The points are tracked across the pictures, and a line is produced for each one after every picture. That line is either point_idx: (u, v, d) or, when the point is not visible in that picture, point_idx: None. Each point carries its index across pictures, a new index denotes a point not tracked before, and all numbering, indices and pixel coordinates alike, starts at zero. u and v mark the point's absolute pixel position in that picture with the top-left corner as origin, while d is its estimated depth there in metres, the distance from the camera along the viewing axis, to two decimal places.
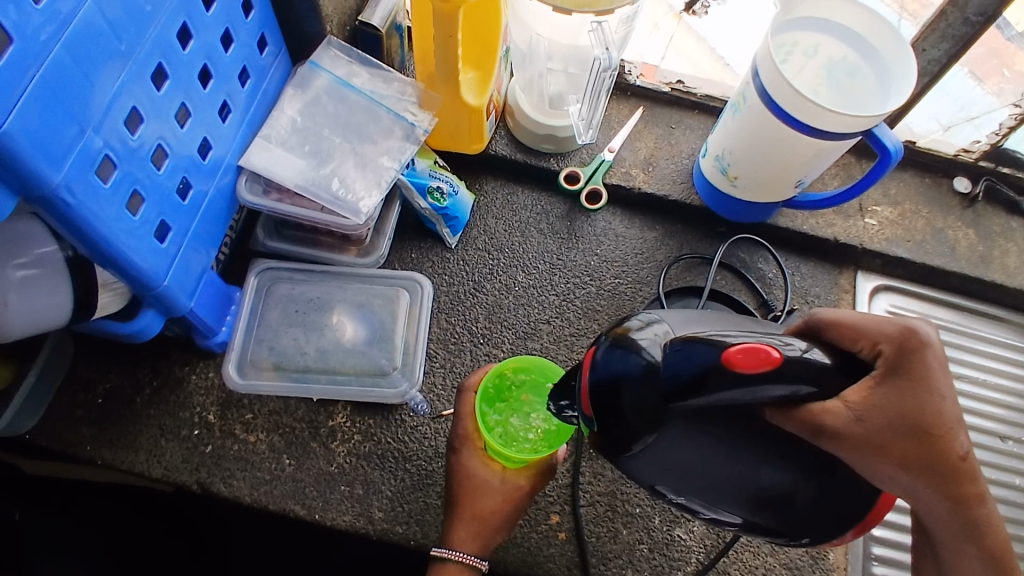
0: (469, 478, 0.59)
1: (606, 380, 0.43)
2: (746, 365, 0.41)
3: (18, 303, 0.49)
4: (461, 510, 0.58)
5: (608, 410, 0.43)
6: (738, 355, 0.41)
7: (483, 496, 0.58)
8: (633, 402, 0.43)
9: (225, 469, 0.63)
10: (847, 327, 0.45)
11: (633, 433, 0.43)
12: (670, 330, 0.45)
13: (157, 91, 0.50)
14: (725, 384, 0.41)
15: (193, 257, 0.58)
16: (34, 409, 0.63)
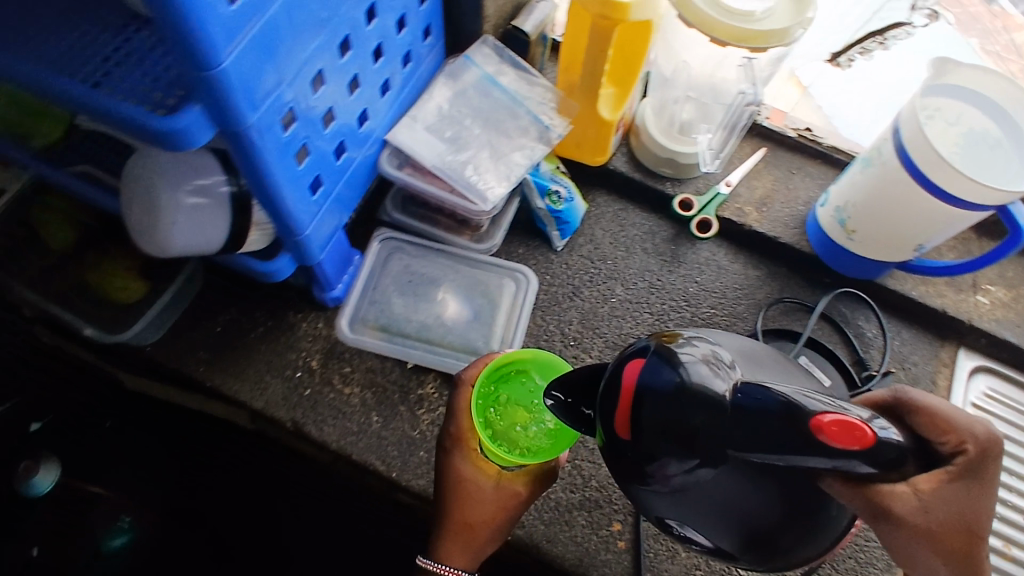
0: (462, 489, 0.60)
1: (642, 392, 0.41)
2: (840, 439, 0.38)
3: (183, 227, 0.54)
4: (456, 520, 0.60)
5: (649, 428, 0.40)
6: (829, 424, 0.38)
7: (473, 508, 0.59)
8: (661, 421, 0.40)
9: (320, 414, 0.67)
10: (938, 416, 0.45)
11: (652, 459, 0.40)
12: (736, 367, 0.42)
13: (340, 59, 0.55)
14: (811, 451, 0.38)
15: (332, 214, 0.63)
16: (161, 325, 0.69)
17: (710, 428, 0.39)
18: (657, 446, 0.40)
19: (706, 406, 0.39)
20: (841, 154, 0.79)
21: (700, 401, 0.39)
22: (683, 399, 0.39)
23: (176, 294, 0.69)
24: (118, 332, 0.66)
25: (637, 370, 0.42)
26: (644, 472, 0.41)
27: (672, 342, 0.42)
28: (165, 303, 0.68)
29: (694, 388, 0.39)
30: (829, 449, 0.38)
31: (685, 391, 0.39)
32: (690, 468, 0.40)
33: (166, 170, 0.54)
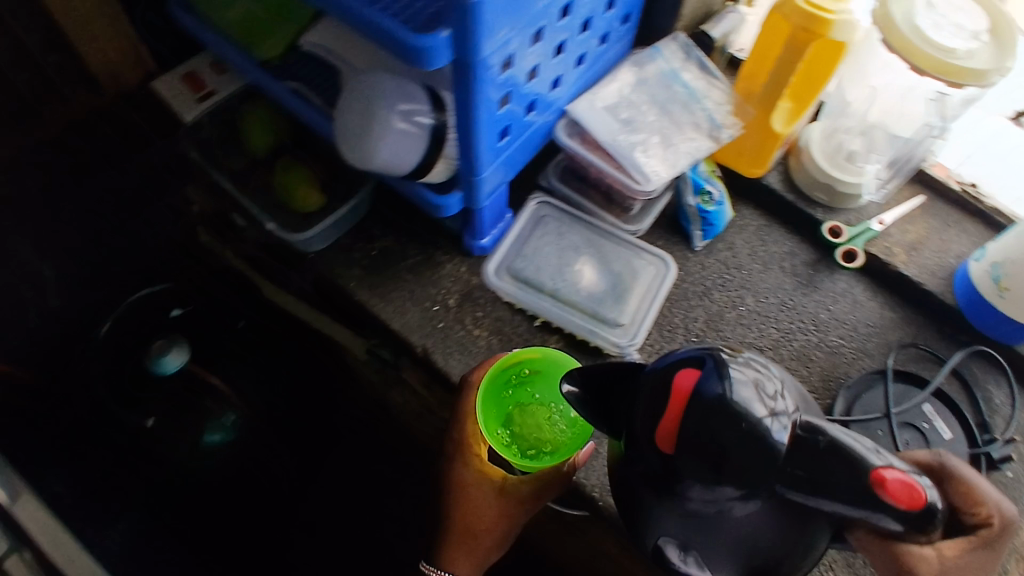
0: (465, 494, 0.69)
1: (690, 402, 0.40)
2: (898, 497, 0.38)
3: (387, 144, 0.60)
4: (458, 531, 0.71)
5: (692, 447, 0.40)
6: (891, 480, 0.38)
7: (472, 517, 0.69)
8: (704, 436, 0.39)
9: (448, 347, 0.72)
10: (971, 487, 0.46)
11: (682, 478, 0.41)
12: (789, 401, 0.41)
13: (560, 21, 0.59)
14: (863, 502, 0.38)
15: (505, 166, 0.67)
16: (328, 237, 0.76)
17: (748, 452, 0.39)
18: (691, 462, 0.40)
19: (746, 429, 0.39)
20: (1002, 217, 0.78)
21: (745, 423, 0.39)
22: (725, 417, 0.39)
23: (347, 212, 0.75)
24: (293, 233, 0.73)
25: (687, 380, 0.41)
26: (670, 488, 0.42)
27: (724, 356, 0.42)
28: (337, 219, 0.73)
29: (741, 408, 0.39)
30: (886, 499, 0.38)
31: (728, 409, 0.39)
32: (717, 491, 0.40)
33: (388, 91, 0.60)
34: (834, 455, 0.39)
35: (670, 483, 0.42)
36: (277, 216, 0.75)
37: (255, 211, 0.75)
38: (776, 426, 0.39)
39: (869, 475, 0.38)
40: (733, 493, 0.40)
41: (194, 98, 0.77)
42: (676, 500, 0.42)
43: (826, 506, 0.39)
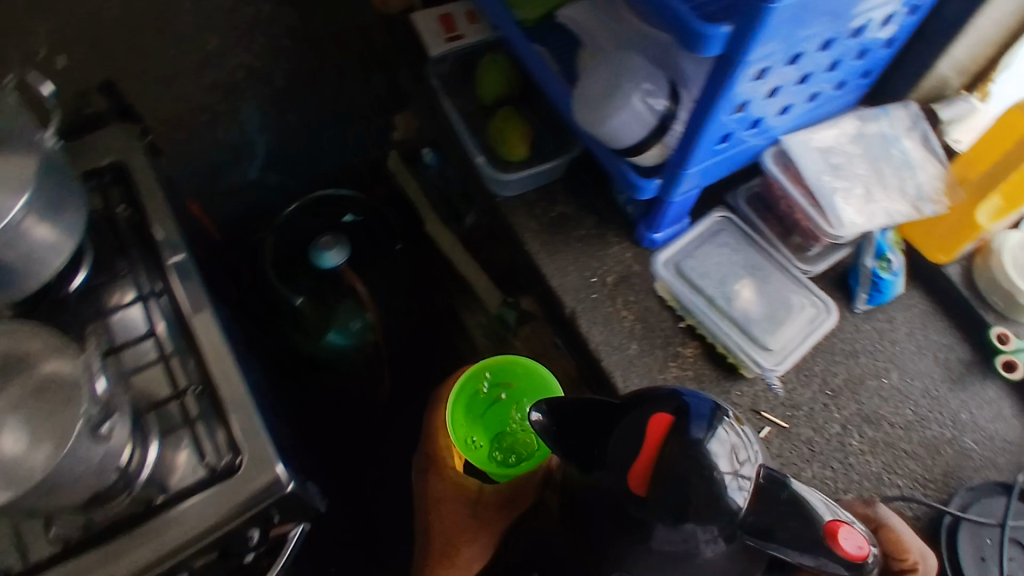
0: (440, 508, 0.78)
1: (664, 449, 0.47)
2: (844, 549, 0.47)
3: (620, 113, 0.67)
4: (441, 537, 0.78)
5: (663, 490, 0.46)
6: (838, 536, 0.48)
7: (449, 522, 0.77)
8: (675, 479, 0.46)
9: (595, 317, 0.77)
10: (900, 539, 0.62)
11: (648, 516, 0.47)
12: (752, 458, 0.49)
13: (815, 53, 0.63)
14: (817, 549, 0.47)
15: (708, 171, 0.72)
16: (520, 187, 0.82)
17: (711, 500, 0.45)
18: (659, 503, 0.46)
19: (711, 479, 0.46)
20: None
21: (709, 473, 0.46)
22: (694, 463, 0.46)
23: (547, 170, 0.81)
24: (497, 171, 0.80)
25: (665, 426, 0.48)
26: (635, 526, 0.48)
27: (694, 407, 0.49)
28: (536, 172, 0.80)
29: (710, 459, 0.46)
30: (835, 552, 0.47)
31: (699, 456, 0.46)
32: (681, 531, 0.46)
33: (636, 69, 0.67)
34: (790, 507, 0.48)
35: (638, 524, 0.48)
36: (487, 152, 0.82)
37: (469, 144, 0.83)
38: (733, 484, 0.46)
39: (822, 528, 0.47)
40: (701, 536, 0.46)
41: (445, 37, 0.88)
42: (640, 537, 0.48)
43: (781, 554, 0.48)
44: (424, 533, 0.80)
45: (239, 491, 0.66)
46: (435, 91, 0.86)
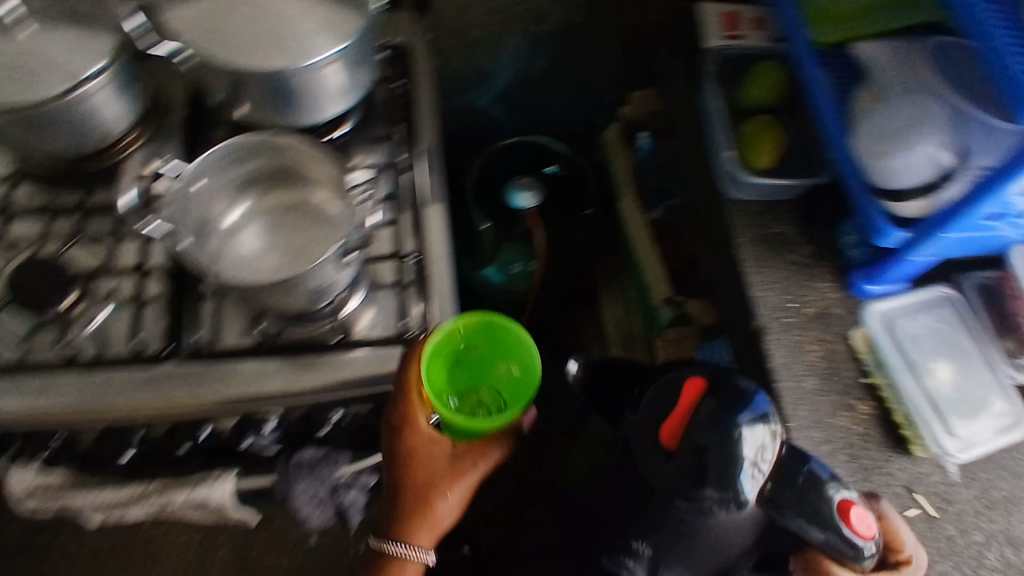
0: (410, 454, 0.68)
1: (692, 413, 0.57)
2: (853, 526, 0.57)
3: (904, 155, 0.71)
4: (408, 492, 0.69)
5: (687, 452, 0.56)
6: (846, 511, 0.57)
7: (417, 474, 0.69)
8: (696, 444, 0.55)
9: (782, 340, 0.77)
10: (895, 531, 0.66)
11: (671, 471, 0.56)
12: (771, 448, 0.57)
13: None
14: (827, 526, 0.56)
15: (959, 240, 0.69)
16: (752, 193, 0.82)
17: (726, 474, 0.54)
18: (673, 463, 0.56)
19: (729, 455, 0.54)
20: None
21: (734, 448, 0.55)
22: (716, 433, 0.55)
23: (787, 186, 0.81)
24: (745, 170, 0.81)
25: (696, 391, 0.58)
26: (661, 485, 0.57)
27: (726, 378, 0.59)
28: (778, 184, 0.80)
29: (738, 440, 0.55)
30: (841, 526, 0.56)
31: (725, 426, 0.55)
32: (698, 496, 0.55)
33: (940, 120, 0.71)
34: (801, 488, 0.57)
35: (663, 482, 0.56)
36: (737, 149, 0.83)
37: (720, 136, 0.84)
38: (749, 471, 0.55)
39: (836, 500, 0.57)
40: (711, 499, 0.55)
41: (724, 33, 0.87)
42: (668, 503, 0.57)
43: (793, 524, 0.57)
44: (390, 482, 0.70)
45: None
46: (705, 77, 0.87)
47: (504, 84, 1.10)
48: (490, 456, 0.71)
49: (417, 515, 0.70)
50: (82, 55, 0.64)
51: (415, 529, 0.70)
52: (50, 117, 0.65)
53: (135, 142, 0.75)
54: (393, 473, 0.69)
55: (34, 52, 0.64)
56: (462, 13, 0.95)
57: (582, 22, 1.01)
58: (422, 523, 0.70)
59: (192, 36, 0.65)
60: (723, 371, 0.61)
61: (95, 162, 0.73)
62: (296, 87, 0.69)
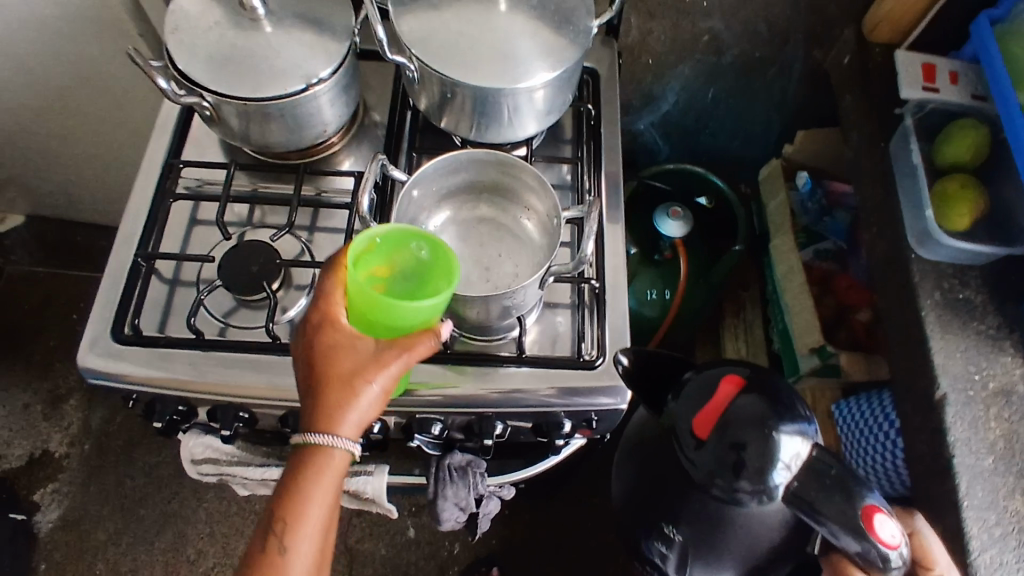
0: (323, 340, 0.56)
1: (730, 406, 0.52)
2: (877, 534, 0.49)
3: None
4: (317, 383, 0.55)
5: (723, 442, 0.51)
6: (869, 517, 0.49)
7: (327, 368, 0.55)
8: (733, 436, 0.51)
9: (962, 413, 0.73)
10: (926, 547, 0.62)
11: (710, 458, 0.51)
12: (802, 452, 0.51)
13: None
14: (857, 536, 0.49)
15: None
16: (946, 255, 0.79)
17: (762, 463, 0.50)
18: (709, 449, 0.51)
19: (768, 450, 0.50)
20: None
21: (770, 448, 0.50)
22: (755, 429, 0.51)
23: (983, 253, 0.77)
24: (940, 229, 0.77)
25: (737, 386, 0.53)
26: (693, 472, 0.53)
27: (770, 377, 0.54)
28: (974, 250, 0.77)
29: (776, 442, 0.50)
30: (866, 535, 0.49)
31: (767, 425, 0.51)
32: (733, 487, 0.51)
33: None
34: (836, 483, 0.50)
35: (696, 469, 0.52)
36: (935, 208, 0.79)
37: (921, 195, 0.82)
38: (780, 465, 0.50)
39: (862, 504, 0.49)
40: (743, 490, 0.50)
41: (922, 85, 0.84)
42: (701, 489, 0.53)
43: (829, 532, 0.49)
44: (300, 383, 0.57)
45: (588, 387, 0.69)
46: (907, 131, 0.85)
47: (666, 110, 1.10)
48: (418, 350, 0.57)
49: (328, 402, 0.55)
50: (319, 56, 0.69)
51: (331, 416, 0.54)
52: (283, 111, 0.69)
53: (333, 147, 0.80)
54: (303, 371, 0.56)
55: (275, 49, 0.68)
56: (644, 38, 0.96)
57: (758, 57, 1.00)
58: (340, 413, 0.55)
59: (418, 48, 0.67)
60: (769, 372, 0.55)
61: (294, 159, 0.79)
62: (503, 105, 0.69)
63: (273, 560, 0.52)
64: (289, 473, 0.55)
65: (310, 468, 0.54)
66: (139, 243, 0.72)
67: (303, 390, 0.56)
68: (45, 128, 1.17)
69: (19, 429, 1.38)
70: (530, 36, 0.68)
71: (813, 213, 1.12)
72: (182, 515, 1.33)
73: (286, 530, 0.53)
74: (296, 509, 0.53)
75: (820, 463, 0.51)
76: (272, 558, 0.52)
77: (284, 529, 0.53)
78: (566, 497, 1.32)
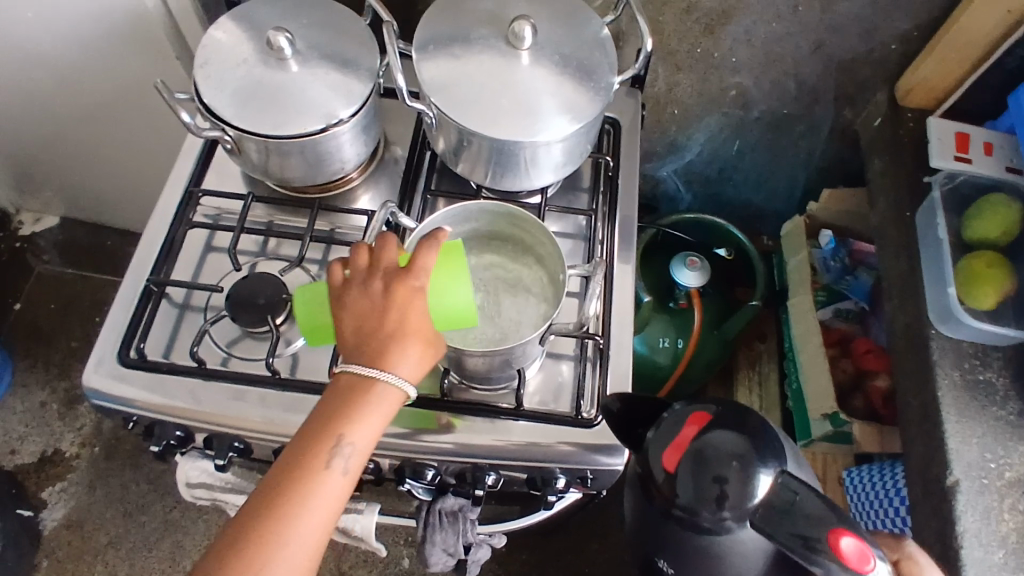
0: (420, 300, 0.56)
1: (702, 439, 0.53)
2: (856, 560, 0.50)
3: None
4: (400, 331, 0.55)
5: (707, 474, 0.51)
6: (841, 546, 0.50)
7: (415, 326, 0.55)
8: (711, 469, 0.51)
9: (974, 502, 0.70)
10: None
11: (690, 489, 0.52)
12: (768, 481, 0.52)
13: None
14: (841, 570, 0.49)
15: None
16: (968, 335, 0.77)
17: (741, 492, 0.51)
18: (690, 478, 0.52)
19: (747, 481, 0.51)
20: None
21: (748, 482, 0.51)
22: (737, 465, 0.51)
23: (1003, 335, 0.75)
24: (962, 308, 0.76)
25: (704, 423, 0.54)
26: (673, 505, 0.53)
27: (736, 413, 0.55)
28: (995, 331, 0.75)
29: (752, 475, 0.51)
30: (842, 565, 0.49)
31: (747, 462, 0.52)
32: (718, 519, 0.51)
33: None
34: (802, 511, 0.51)
35: (677, 503, 0.52)
36: (957, 285, 0.78)
37: (943, 272, 0.80)
38: (755, 491, 0.51)
39: (832, 531, 0.50)
40: (727, 520, 0.51)
41: (954, 154, 0.83)
42: (684, 522, 0.53)
43: (824, 570, 0.49)
44: (376, 324, 0.55)
45: (584, 444, 0.67)
46: (934, 203, 0.82)
47: (690, 159, 1.09)
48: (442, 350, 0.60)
49: (414, 355, 0.55)
50: (340, 98, 0.70)
51: (405, 366, 0.55)
52: (303, 148, 0.71)
53: (351, 182, 0.81)
54: (389, 317, 0.55)
55: (297, 89, 0.70)
56: (671, 89, 0.95)
57: (786, 113, 0.99)
58: (414, 365, 0.55)
59: (438, 96, 0.68)
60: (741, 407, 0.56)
61: (312, 193, 0.80)
62: (520, 157, 0.69)
63: (329, 474, 0.51)
64: (354, 394, 0.53)
65: (379, 401, 0.54)
66: (153, 268, 0.74)
67: (385, 336, 0.55)
68: (82, 136, 1.20)
69: (32, 427, 1.40)
70: (550, 90, 0.68)
71: (836, 270, 1.10)
72: (181, 525, 1.34)
73: (352, 449, 0.52)
74: (363, 433, 0.53)
75: (782, 497, 0.51)
76: (329, 472, 0.51)
77: (351, 447, 0.52)
78: (566, 541, 1.30)
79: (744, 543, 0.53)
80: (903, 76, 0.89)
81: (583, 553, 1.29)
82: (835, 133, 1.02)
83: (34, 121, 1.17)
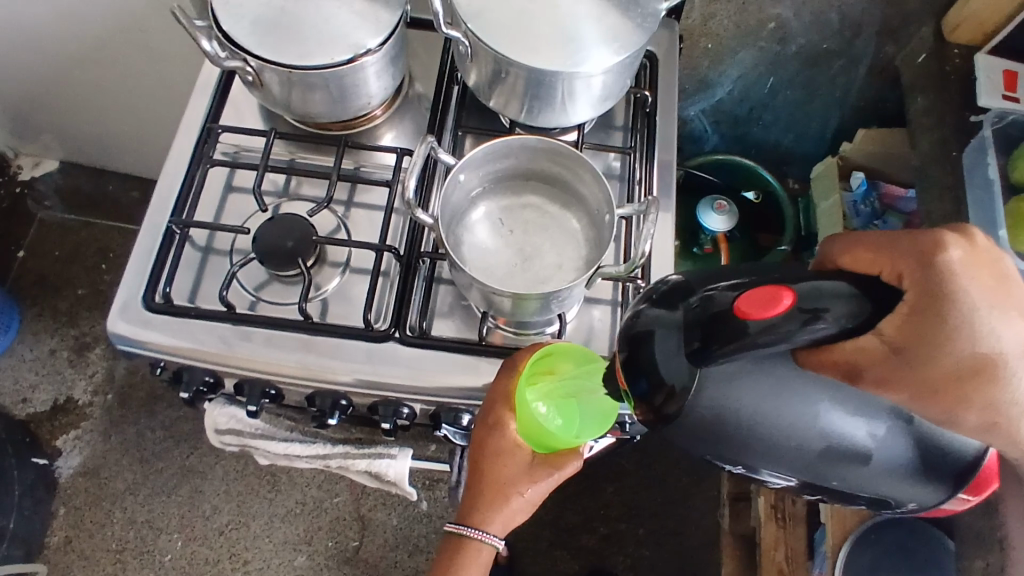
0: (497, 456, 0.62)
1: (639, 328, 0.46)
2: (775, 300, 0.40)
3: None
4: (482, 481, 0.63)
5: (671, 350, 0.44)
6: (748, 309, 0.40)
7: (498, 479, 0.62)
8: (665, 346, 0.44)
9: None
10: (861, 260, 0.46)
11: (666, 374, 0.44)
12: (721, 297, 0.42)
13: None
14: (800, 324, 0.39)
15: None
16: None
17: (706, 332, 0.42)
18: (659, 354, 0.44)
19: (703, 319, 0.42)
20: None
21: (704, 317, 0.42)
22: (704, 323, 0.42)
23: None
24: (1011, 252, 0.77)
25: (635, 312, 0.47)
26: (664, 408, 0.45)
27: (675, 281, 0.48)
28: None
29: (703, 311, 0.42)
30: (788, 318, 0.39)
31: (700, 309, 0.43)
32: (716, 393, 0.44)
33: None
34: (745, 299, 0.41)
35: (654, 392, 0.45)
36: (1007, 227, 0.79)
37: (993, 214, 0.80)
38: (713, 314, 0.42)
39: (736, 305, 0.41)
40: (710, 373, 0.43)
41: (1002, 94, 0.82)
42: (683, 418, 0.45)
43: (795, 337, 0.39)
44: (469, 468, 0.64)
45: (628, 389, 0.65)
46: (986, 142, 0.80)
47: (720, 98, 1.05)
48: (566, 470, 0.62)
49: (495, 507, 0.63)
50: (369, 27, 0.66)
51: (486, 515, 0.63)
52: (329, 82, 0.67)
53: (375, 120, 0.77)
54: (475, 464, 0.63)
55: (325, 17, 0.66)
56: (706, 22, 0.90)
57: (825, 48, 0.94)
58: (495, 514, 0.63)
59: (474, 23, 0.63)
60: (745, 270, 0.45)
61: (335, 131, 0.77)
62: (558, 91, 0.65)
63: None
64: (453, 539, 0.66)
65: (466, 551, 0.65)
66: (174, 210, 0.71)
67: (471, 480, 0.64)
68: (84, 77, 1.15)
69: (42, 375, 1.39)
70: (593, 19, 0.64)
71: (866, 214, 1.06)
72: (199, 471, 1.35)
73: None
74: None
75: (728, 299, 0.42)
76: None
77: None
78: (583, 484, 1.31)
79: (731, 386, 0.44)
80: (952, 10, 0.85)
81: (599, 496, 1.31)
82: (875, 69, 0.97)
83: (31, 60, 1.11)
